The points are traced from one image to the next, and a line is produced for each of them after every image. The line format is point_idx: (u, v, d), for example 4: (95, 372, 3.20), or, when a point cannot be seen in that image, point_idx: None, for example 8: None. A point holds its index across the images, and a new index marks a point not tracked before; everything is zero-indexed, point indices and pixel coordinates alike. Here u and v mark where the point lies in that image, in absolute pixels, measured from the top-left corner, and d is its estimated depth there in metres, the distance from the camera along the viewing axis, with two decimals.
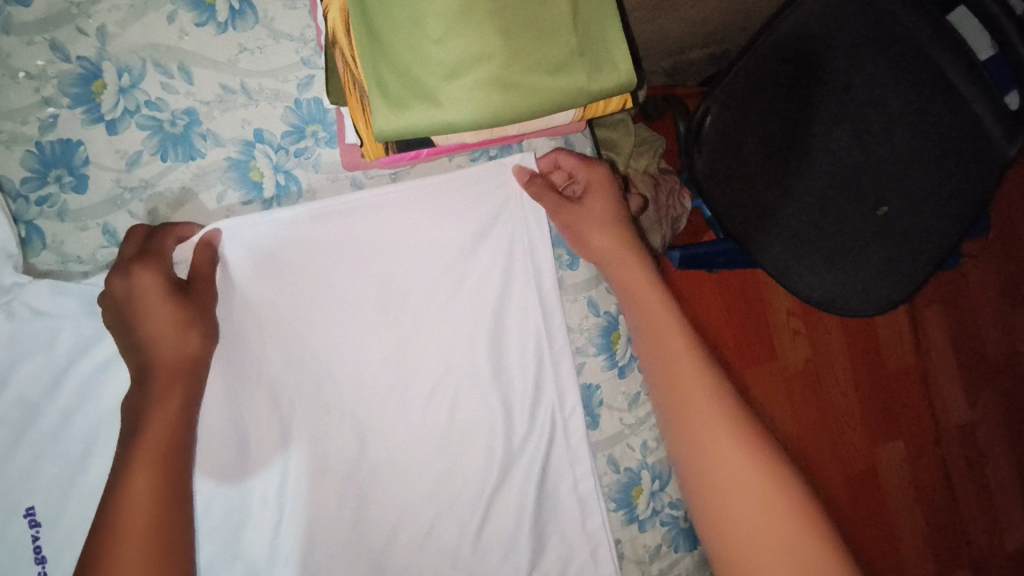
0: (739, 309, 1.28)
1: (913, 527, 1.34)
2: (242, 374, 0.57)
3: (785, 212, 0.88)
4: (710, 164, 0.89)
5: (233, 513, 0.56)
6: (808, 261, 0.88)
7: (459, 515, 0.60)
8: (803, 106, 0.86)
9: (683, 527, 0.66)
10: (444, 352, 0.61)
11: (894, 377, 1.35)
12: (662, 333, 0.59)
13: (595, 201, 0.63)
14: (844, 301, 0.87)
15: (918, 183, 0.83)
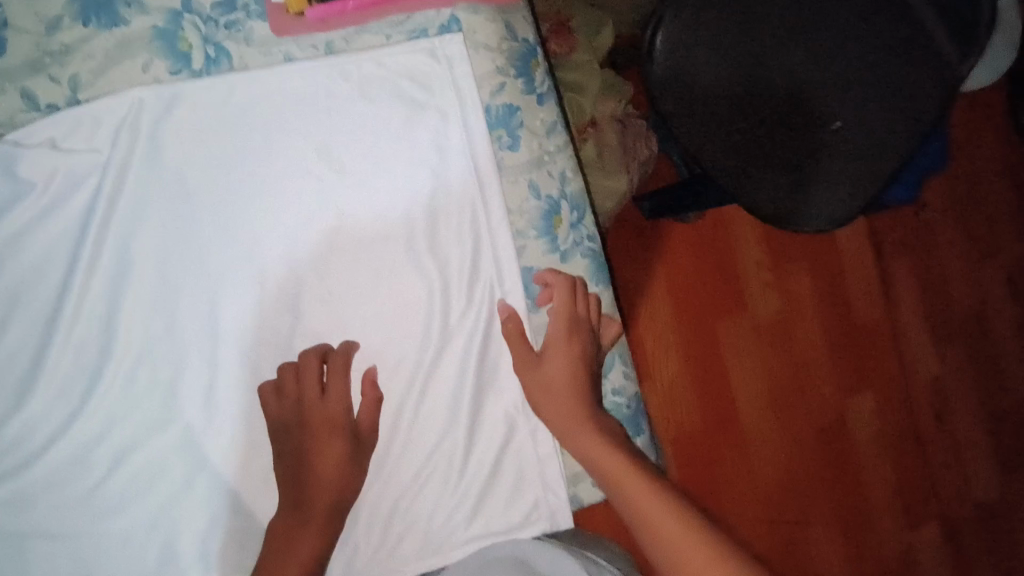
0: (709, 259, 1.25)
1: (886, 491, 1.26)
2: (167, 245, 0.56)
3: (735, 124, 0.83)
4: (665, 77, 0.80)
5: (160, 386, 0.57)
6: (762, 178, 0.86)
7: (391, 396, 0.60)
8: (754, 29, 0.79)
9: (627, 415, 0.66)
10: (377, 232, 0.59)
11: (864, 329, 1.27)
12: (600, 463, 0.58)
13: (557, 361, 0.61)
14: (796, 215, 0.85)
15: (871, 99, 0.81)
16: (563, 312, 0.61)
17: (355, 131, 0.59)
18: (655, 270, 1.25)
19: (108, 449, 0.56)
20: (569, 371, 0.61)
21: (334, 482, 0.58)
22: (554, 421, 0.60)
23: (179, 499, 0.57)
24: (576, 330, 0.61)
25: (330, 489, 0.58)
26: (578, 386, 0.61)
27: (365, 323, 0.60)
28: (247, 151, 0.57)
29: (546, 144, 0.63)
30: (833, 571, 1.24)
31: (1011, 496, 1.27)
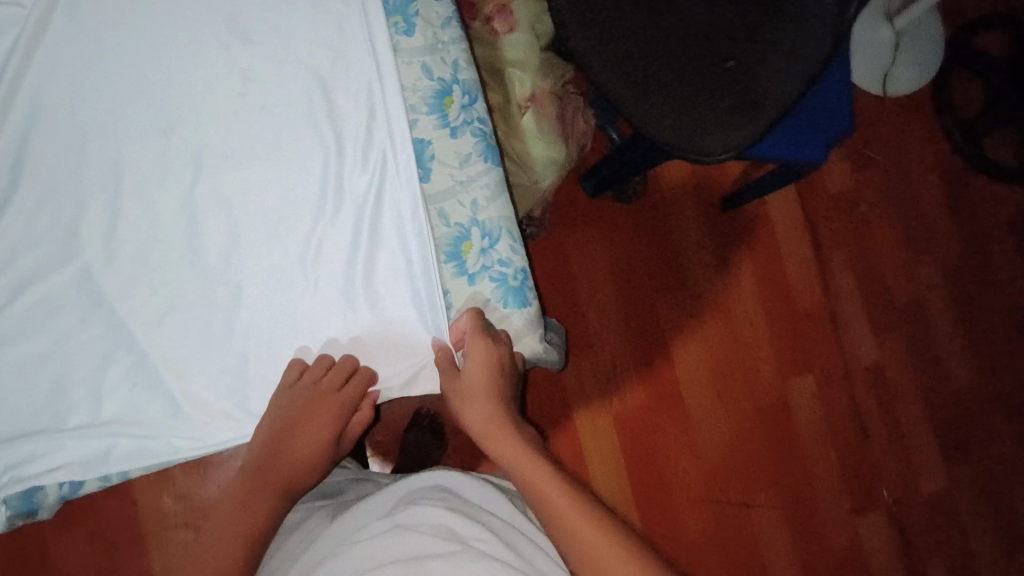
0: (648, 237, 1.25)
1: (828, 471, 1.23)
2: (81, 98, 0.63)
3: (622, 34, 0.80)
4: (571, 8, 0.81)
5: (64, 233, 0.63)
6: (664, 110, 0.79)
7: (278, 258, 0.64)
8: None
9: (513, 286, 0.67)
10: (277, 98, 0.65)
11: (803, 312, 1.26)
12: (509, 459, 0.64)
13: (473, 378, 0.63)
14: (697, 145, 0.77)
15: (766, 34, 0.73)
16: (478, 342, 0.63)
17: (264, 9, 0.65)
18: (597, 253, 1.23)
19: (20, 276, 0.63)
20: (489, 381, 0.63)
21: (295, 466, 0.64)
22: (474, 418, 0.65)
23: (74, 335, 0.63)
24: (494, 346, 0.63)
25: (307, 460, 0.64)
26: (497, 393, 0.65)
27: (262, 187, 0.64)
28: (162, 19, 0.63)
29: (439, 33, 0.68)
30: (779, 556, 1.20)
31: (949, 489, 1.26)
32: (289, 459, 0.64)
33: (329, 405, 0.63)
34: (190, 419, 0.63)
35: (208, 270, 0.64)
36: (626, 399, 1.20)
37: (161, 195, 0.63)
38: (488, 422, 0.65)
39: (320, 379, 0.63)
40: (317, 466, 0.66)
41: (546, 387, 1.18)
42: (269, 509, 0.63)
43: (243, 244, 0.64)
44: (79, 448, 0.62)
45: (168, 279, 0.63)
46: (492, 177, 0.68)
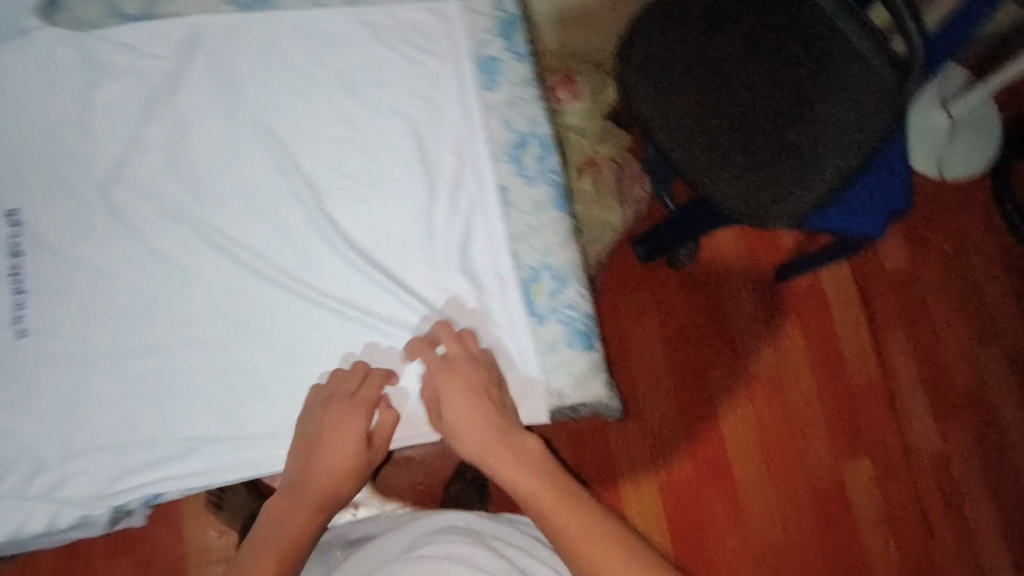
0: (701, 302, 1.25)
1: (886, 563, 1.15)
2: (201, 133, 0.67)
3: (687, 106, 0.85)
4: (638, 83, 0.86)
5: (169, 257, 0.65)
6: (726, 174, 0.83)
7: (364, 289, 0.68)
8: (714, 52, 0.85)
9: (579, 330, 0.71)
10: (375, 145, 0.71)
11: (857, 390, 1.22)
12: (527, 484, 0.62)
13: (452, 398, 0.64)
14: (759, 207, 0.81)
15: (823, 114, 0.80)
16: (433, 363, 0.65)
17: (370, 67, 0.72)
18: (648, 316, 1.24)
19: (118, 308, 0.64)
20: (473, 395, 0.64)
21: (324, 477, 0.61)
22: (471, 446, 0.64)
23: (167, 357, 0.64)
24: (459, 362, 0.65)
25: (338, 469, 0.62)
26: (489, 410, 0.64)
27: (356, 228, 0.69)
28: (279, 71, 0.70)
29: (520, 92, 0.75)
30: None
31: None
32: (313, 469, 0.61)
33: (349, 411, 0.62)
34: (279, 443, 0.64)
35: (299, 299, 0.66)
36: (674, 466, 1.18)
37: (266, 225, 0.67)
38: (487, 442, 0.64)
39: (336, 385, 0.63)
40: (344, 478, 0.63)
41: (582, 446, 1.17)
42: (305, 523, 0.60)
43: (332, 277, 0.67)
44: (167, 464, 0.62)
45: (260, 304, 0.66)
46: (559, 229, 0.73)
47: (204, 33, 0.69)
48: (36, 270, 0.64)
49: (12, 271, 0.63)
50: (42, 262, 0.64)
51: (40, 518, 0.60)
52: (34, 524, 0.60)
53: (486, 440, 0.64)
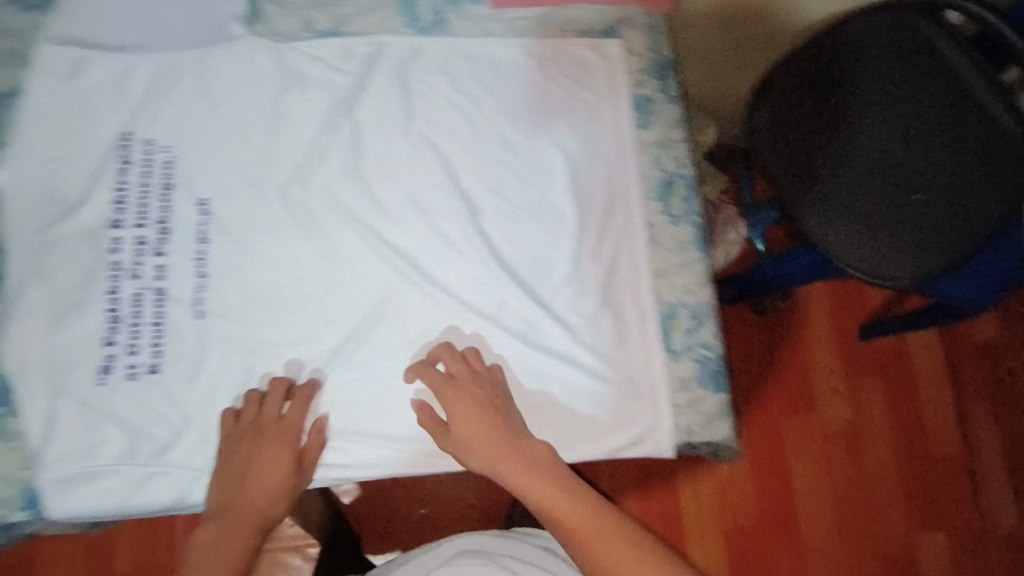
0: (783, 354, 1.23)
1: None
2: (375, 146, 0.72)
3: (814, 159, 0.85)
4: (767, 134, 0.87)
5: (336, 259, 0.70)
6: (848, 229, 0.82)
7: (511, 306, 0.72)
8: (844, 109, 0.85)
9: (713, 370, 0.73)
10: (529, 172, 0.74)
11: (932, 458, 1.18)
12: (534, 494, 0.64)
13: (461, 416, 0.66)
14: (880, 264, 0.81)
15: (953, 181, 0.81)
16: (433, 381, 0.67)
17: (531, 96, 0.75)
18: (737, 366, 1.22)
19: (281, 302, 0.69)
20: (474, 405, 0.66)
21: (259, 495, 0.65)
22: (481, 460, 0.65)
23: (330, 356, 0.69)
24: (450, 377, 0.68)
25: (266, 489, 0.65)
26: (489, 418, 0.66)
27: (504, 249, 0.72)
28: (449, 94, 0.74)
29: (671, 132, 0.77)
30: None
31: None
32: (245, 486, 0.64)
33: (278, 434, 0.65)
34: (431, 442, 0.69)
35: (452, 312, 0.71)
36: (741, 512, 1.16)
37: (426, 238, 0.72)
38: (487, 449, 0.65)
39: (258, 413, 0.66)
40: (275, 495, 0.65)
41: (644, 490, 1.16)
42: (244, 545, 0.64)
43: (480, 294, 0.71)
44: (330, 454, 0.68)
45: (413, 311, 0.70)
46: (697, 269, 0.75)
47: (386, 54, 0.74)
48: (217, 257, 0.69)
49: (195, 259, 0.68)
50: (222, 251, 0.69)
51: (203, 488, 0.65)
52: (198, 492, 0.65)
53: (505, 454, 0.65)
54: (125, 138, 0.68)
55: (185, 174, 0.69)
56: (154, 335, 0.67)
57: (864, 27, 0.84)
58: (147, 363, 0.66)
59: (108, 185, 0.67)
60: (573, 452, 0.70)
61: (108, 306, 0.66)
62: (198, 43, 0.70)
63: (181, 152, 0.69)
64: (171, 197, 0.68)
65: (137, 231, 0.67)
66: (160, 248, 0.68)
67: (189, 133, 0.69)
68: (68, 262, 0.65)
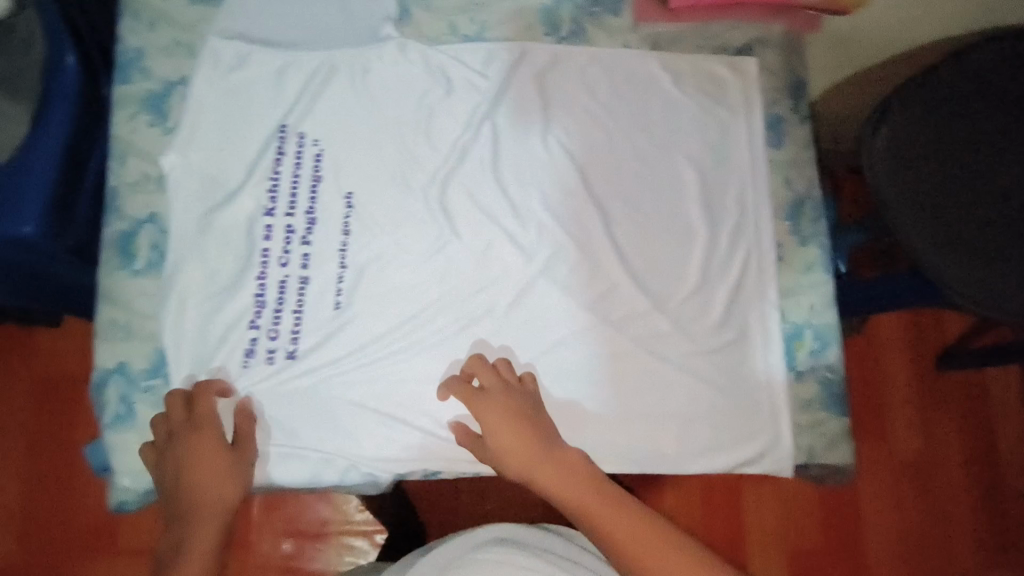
0: (861, 376, 1.15)
1: None
2: (511, 151, 0.74)
3: (926, 185, 0.70)
4: (888, 149, 0.71)
5: (470, 259, 0.72)
6: (966, 267, 0.67)
7: (637, 315, 0.73)
8: (964, 133, 0.71)
9: (835, 394, 0.73)
10: (658, 186, 0.75)
11: (1009, 497, 1.12)
12: (554, 492, 0.65)
13: (494, 424, 0.66)
14: (1003, 308, 0.66)
15: None
16: (467, 394, 0.67)
17: (664, 111, 0.76)
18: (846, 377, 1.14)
19: (413, 298, 0.71)
20: (501, 412, 0.66)
21: (210, 487, 0.62)
22: (513, 465, 0.66)
23: (459, 352, 0.70)
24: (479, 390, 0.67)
25: (212, 479, 0.62)
26: (516, 422, 0.66)
27: (629, 260, 0.74)
28: (583, 104, 0.76)
29: (802, 153, 0.77)
30: None
31: None
32: (192, 483, 0.62)
33: (201, 426, 0.63)
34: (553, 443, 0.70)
35: (579, 318, 0.72)
36: (805, 536, 1.10)
37: (556, 243, 0.73)
38: (512, 452, 0.65)
39: (174, 415, 0.64)
40: (224, 480, 0.63)
41: (708, 518, 1.09)
42: (213, 534, 0.61)
43: (604, 302, 0.73)
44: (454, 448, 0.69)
45: (539, 314, 0.72)
46: (824, 291, 0.75)
47: (527, 61, 0.75)
48: (356, 248, 0.70)
49: (338, 250, 0.70)
50: (361, 243, 0.70)
51: (333, 472, 0.67)
52: (329, 475, 0.67)
53: (534, 453, 0.65)
54: (283, 129, 0.70)
55: (332, 167, 0.71)
56: (292, 321, 0.68)
57: (984, 50, 0.72)
58: (285, 347, 0.68)
59: (265, 176, 0.70)
60: (689, 462, 0.71)
61: (257, 290, 0.68)
62: (352, 43, 0.73)
63: (330, 147, 0.71)
64: (318, 189, 0.71)
65: (287, 219, 0.70)
66: (305, 237, 0.70)
67: (338, 128, 0.72)
68: (223, 246, 0.68)
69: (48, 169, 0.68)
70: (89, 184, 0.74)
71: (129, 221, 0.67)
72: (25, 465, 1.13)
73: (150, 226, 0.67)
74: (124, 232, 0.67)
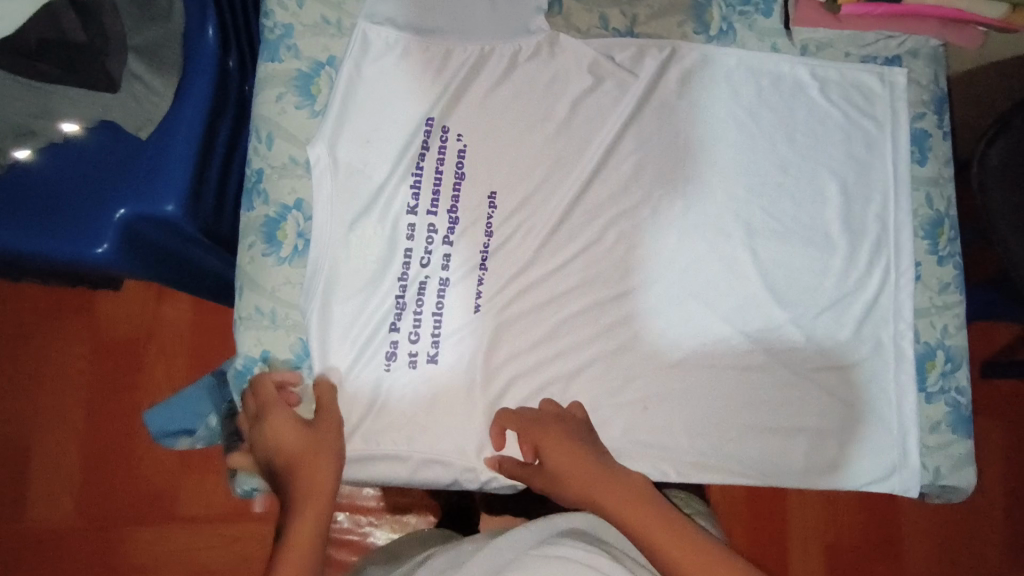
0: None
1: None
2: (651, 153, 0.72)
3: None
4: (1005, 164, 0.71)
5: (606, 264, 0.71)
6: None
7: (772, 327, 0.72)
8: None
9: (963, 416, 0.72)
10: (801, 197, 0.74)
11: None
12: (613, 508, 0.55)
13: (552, 453, 0.60)
14: None
15: None
16: (515, 425, 0.65)
17: (810, 118, 0.74)
18: None
19: (550, 301, 0.70)
20: (559, 440, 0.61)
21: (297, 455, 0.57)
22: (573, 497, 0.58)
23: (594, 356, 0.70)
24: (536, 423, 0.64)
25: (297, 450, 0.57)
26: (575, 447, 0.60)
27: (764, 270, 0.72)
28: (727, 105, 0.73)
29: (943, 171, 0.76)
30: None
31: None
32: (283, 452, 0.57)
33: (276, 407, 0.60)
34: (684, 452, 0.70)
35: (714, 331, 0.71)
36: (844, 533, 1.02)
37: (692, 249, 0.72)
38: (569, 475, 0.59)
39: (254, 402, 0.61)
40: (311, 448, 0.57)
41: (748, 521, 1.01)
42: (315, 512, 0.52)
43: (735, 312, 0.72)
44: None
45: (672, 321, 0.71)
46: (958, 313, 0.74)
47: (677, 60, 0.73)
48: (497, 247, 0.69)
49: (479, 250, 0.69)
50: (504, 242, 0.69)
51: (471, 475, 0.66)
52: (472, 479, 0.66)
53: (586, 467, 0.58)
54: (429, 122, 0.68)
55: (476, 163, 0.69)
56: (433, 325, 0.68)
57: None
58: (425, 353, 0.67)
59: (408, 172, 0.68)
60: (818, 479, 0.71)
61: (400, 288, 0.67)
62: (502, 29, 0.69)
63: (474, 140, 0.69)
64: (460, 186, 0.69)
65: (429, 218, 0.68)
66: (447, 236, 0.69)
67: (484, 121, 0.70)
68: (367, 239, 0.67)
69: (189, 149, 0.66)
70: (217, 160, 0.71)
71: (276, 207, 0.65)
72: (81, 423, 1.04)
73: (296, 214, 0.65)
74: (271, 219, 0.65)
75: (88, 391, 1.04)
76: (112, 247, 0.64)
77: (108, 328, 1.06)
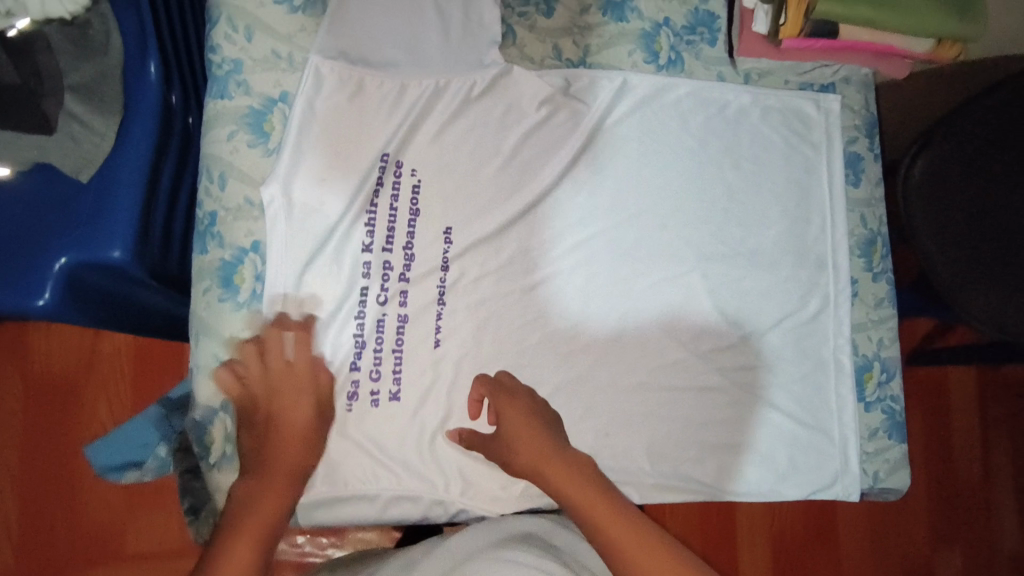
0: None
1: None
2: (603, 181, 0.74)
3: (956, 216, 0.76)
4: (929, 178, 0.76)
5: (563, 292, 0.72)
6: (977, 290, 0.75)
7: (723, 346, 0.75)
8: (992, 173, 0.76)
9: (898, 422, 0.78)
10: (747, 222, 0.77)
11: (963, 484, 1.13)
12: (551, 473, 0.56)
13: (512, 421, 0.61)
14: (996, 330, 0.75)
15: None
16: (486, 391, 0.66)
17: (754, 145, 0.78)
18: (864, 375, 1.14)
19: (513, 332, 0.71)
20: (523, 411, 0.62)
21: (290, 439, 0.60)
22: (523, 462, 0.58)
23: (556, 384, 0.71)
24: (510, 395, 0.65)
25: (290, 437, 0.60)
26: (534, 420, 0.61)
27: (713, 292, 0.75)
28: (675, 133, 0.76)
29: (875, 192, 0.81)
30: None
31: None
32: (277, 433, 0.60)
33: (286, 383, 0.62)
34: (642, 471, 0.72)
35: (669, 353, 0.74)
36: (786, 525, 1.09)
37: (644, 275, 0.74)
38: (524, 439, 0.59)
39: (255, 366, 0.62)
40: (306, 438, 0.61)
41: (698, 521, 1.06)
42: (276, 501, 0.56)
43: (686, 334, 0.75)
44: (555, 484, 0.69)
45: (627, 344, 0.73)
46: (892, 325, 0.79)
47: (628, 90, 0.75)
48: (456, 281, 0.70)
49: (438, 284, 0.69)
50: (464, 275, 0.70)
51: (440, 509, 0.67)
52: (439, 512, 0.67)
53: (539, 436, 0.59)
54: (385, 157, 0.68)
55: (432, 197, 0.69)
56: (392, 363, 0.67)
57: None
58: (387, 390, 0.67)
59: (363, 209, 0.67)
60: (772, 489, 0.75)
61: (360, 325, 0.67)
62: (456, 62, 0.69)
63: (431, 174, 0.69)
64: (416, 222, 0.69)
65: (385, 255, 0.68)
66: (405, 272, 0.68)
67: (439, 155, 0.70)
68: (327, 277, 0.66)
69: (135, 190, 0.63)
70: (164, 197, 0.68)
71: (232, 251, 0.63)
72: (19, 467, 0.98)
73: (253, 256, 0.64)
74: (227, 262, 0.63)
75: (22, 432, 0.99)
76: (54, 298, 0.59)
77: (41, 366, 1.00)
